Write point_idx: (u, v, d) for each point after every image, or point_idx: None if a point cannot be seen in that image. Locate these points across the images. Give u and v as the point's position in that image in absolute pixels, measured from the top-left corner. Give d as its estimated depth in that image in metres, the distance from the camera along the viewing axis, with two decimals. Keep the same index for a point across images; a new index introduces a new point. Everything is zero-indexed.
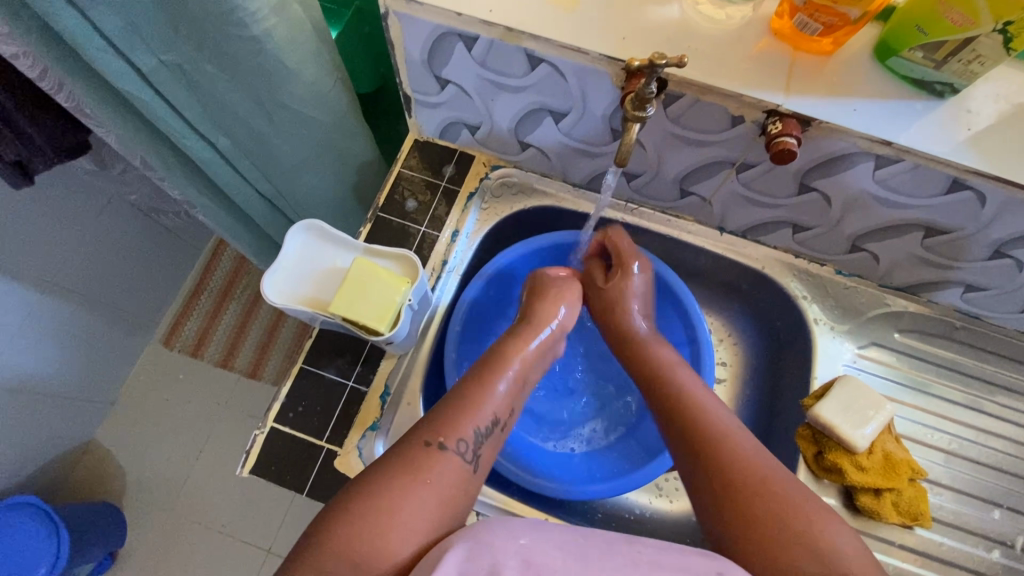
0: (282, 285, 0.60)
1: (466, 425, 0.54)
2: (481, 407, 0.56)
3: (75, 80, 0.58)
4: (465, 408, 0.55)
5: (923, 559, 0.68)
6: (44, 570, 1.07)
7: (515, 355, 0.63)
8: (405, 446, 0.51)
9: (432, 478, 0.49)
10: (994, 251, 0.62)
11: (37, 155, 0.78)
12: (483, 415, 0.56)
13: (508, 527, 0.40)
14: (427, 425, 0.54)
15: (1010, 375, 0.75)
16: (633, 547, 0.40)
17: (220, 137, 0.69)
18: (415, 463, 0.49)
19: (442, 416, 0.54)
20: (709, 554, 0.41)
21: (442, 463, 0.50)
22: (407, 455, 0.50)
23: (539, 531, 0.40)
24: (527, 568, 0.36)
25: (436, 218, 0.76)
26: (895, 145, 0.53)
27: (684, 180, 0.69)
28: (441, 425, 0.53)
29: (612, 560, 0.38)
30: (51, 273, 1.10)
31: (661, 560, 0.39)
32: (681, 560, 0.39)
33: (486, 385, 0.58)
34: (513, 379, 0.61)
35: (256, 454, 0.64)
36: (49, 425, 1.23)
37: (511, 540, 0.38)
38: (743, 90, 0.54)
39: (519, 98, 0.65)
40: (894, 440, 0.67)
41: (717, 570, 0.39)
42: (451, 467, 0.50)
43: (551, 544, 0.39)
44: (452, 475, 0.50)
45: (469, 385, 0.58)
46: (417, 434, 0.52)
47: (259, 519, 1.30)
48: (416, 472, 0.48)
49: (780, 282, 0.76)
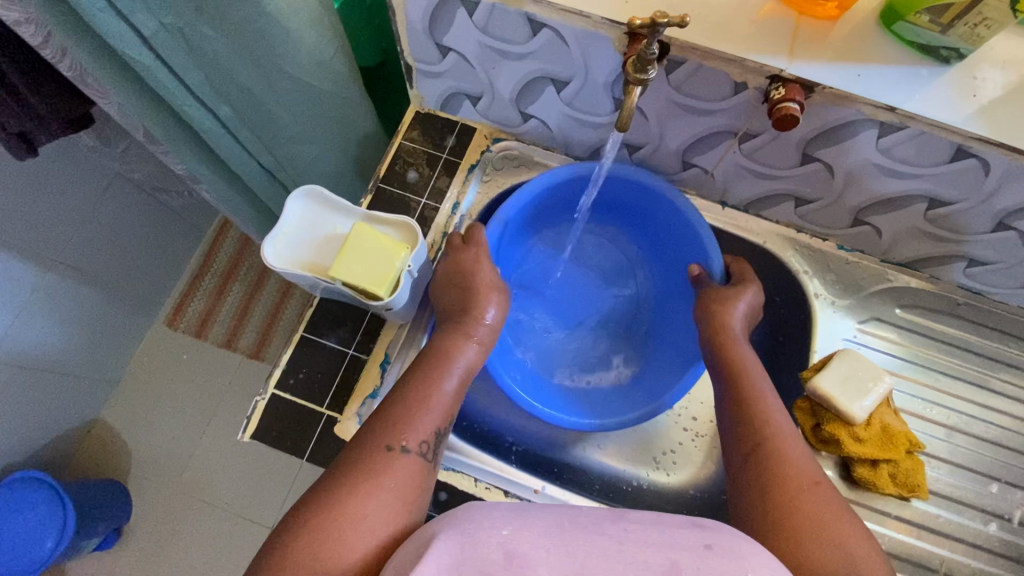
0: (282, 250, 0.60)
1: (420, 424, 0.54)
2: (435, 401, 0.57)
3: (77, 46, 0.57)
4: (419, 402, 0.56)
5: (918, 531, 0.68)
6: (50, 544, 1.10)
7: (462, 351, 0.62)
8: (360, 449, 0.51)
9: (389, 480, 0.49)
10: (998, 223, 0.61)
11: (41, 127, 0.79)
12: (438, 410, 0.56)
13: (488, 518, 0.37)
14: (380, 426, 0.53)
15: (1012, 352, 0.74)
16: (619, 525, 0.37)
17: (221, 105, 0.68)
18: (370, 467, 0.50)
19: (396, 412, 0.54)
20: (704, 526, 0.37)
21: (398, 464, 0.51)
22: (361, 458, 0.50)
23: (521, 519, 0.37)
24: (509, 562, 0.34)
25: (437, 190, 0.76)
26: (899, 111, 0.53)
27: (686, 152, 0.69)
28: (396, 424, 0.53)
29: (599, 541, 0.35)
30: (54, 250, 1.11)
31: (649, 537, 0.36)
32: (675, 536, 0.36)
33: (439, 378, 0.59)
34: (464, 372, 0.61)
35: (256, 420, 0.65)
36: (54, 402, 1.24)
37: (492, 533, 0.36)
38: (746, 55, 0.53)
39: (520, 66, 0.64)
40: (892, 412, 0.67)
41: (706, 542, 0.36)
42: (407, 466, 0.51)
43: (535, 532, 0.36)
44: (409, 475, 0.51)
45: (420, 377, 0.59)
46: (372, 434, 0.53)
47: (262, 496, 1.31)
48: (371, 476, 0.49)
49: (780, 256, 0.76)
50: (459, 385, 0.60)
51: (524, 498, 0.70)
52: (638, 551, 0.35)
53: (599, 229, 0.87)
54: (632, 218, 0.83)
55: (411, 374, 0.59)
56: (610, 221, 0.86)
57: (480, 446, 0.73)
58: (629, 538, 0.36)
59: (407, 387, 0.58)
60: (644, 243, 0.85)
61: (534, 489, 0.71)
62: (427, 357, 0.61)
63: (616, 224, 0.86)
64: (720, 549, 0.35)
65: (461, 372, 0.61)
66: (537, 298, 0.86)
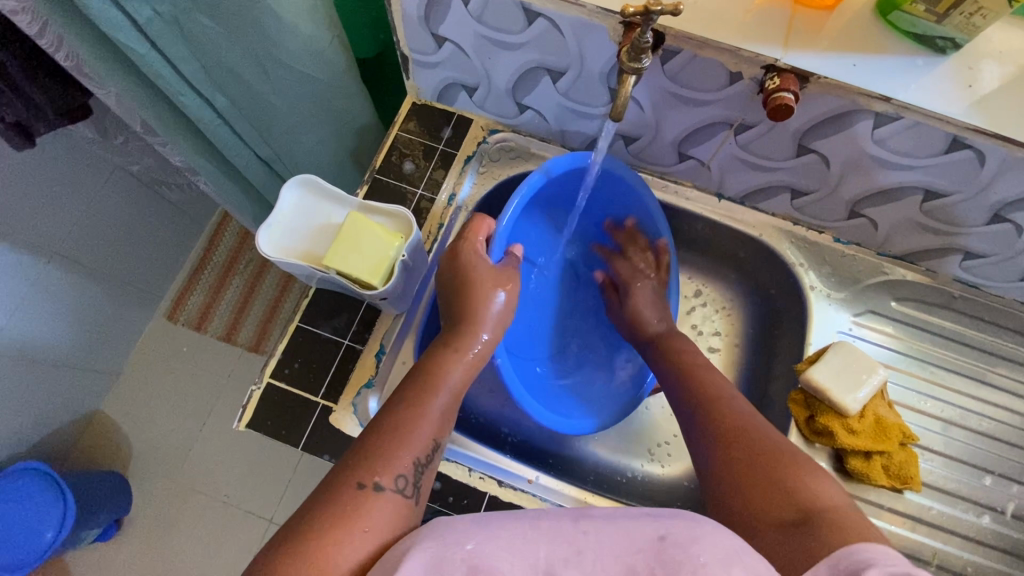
0: (277, 240, 0.60)
1: (401, 453, 0.49)
2: (416, 430, 0.51)
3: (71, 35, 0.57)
4: (399, 433, 0.50)
5: (911, 523, 0.68)
6: (50, 535, 1.11)
7: (450, 371, 0.58)
8: (328, 489, 0.45)
9: (366, 518, 0.43)
10: (994, 215, 0.61)
11: (39, 118, 0.79)
12: (420, 441, 0.51)
13: (451, 534, 0.38)
14: (356, 460, 0.47)
15: (1008, 346, 0.74)
16: (579, 527, 0.38)
17: (217, 95, 0.68)
18: (341, 507, 0.43)
19: (372, 445, 0.48)
20: (656, 518, 0.38)
21: (375, 503, 0.44)
22: (332, 498, 0.44)
23: (484, 530, 0.38)
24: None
25: (433, 181, 0.76)
26: (895, 101, 0.52)
27: (682, 143, 0.69)
28: (371, 458, 0.47)
29: (559, 550, 0.36)
30: (53, 242, 1.11)
31: (605, 543, 0.37)
32: (629, 537, 0.37)
33: (422, 404, 0.53)
34: (449, 398, 0.56)
35: (252, 409, 0.65)
36: (54, 394, 1.25)
37: (456, 547, 0.37)
38: (741, 44, 0.53)
39: (516, 56, 0.64)
40: (886, 405, 0.68)
41: (660, 534, 0.37)
42: (386, 505, 0.45)
43: (497, 543, 0.37)
44: (388, 514, 0.44)
45: (400, 405, 0.53)
46: (344, 470, 0.46)
47: (260, 490, 1.31)
48: (342, 515, 0.42)
49: (777, 248, 0.76)
50: (443, 413, 0.55)
51: (517, 488, 0.67)
52: (595, 560, 0.36)
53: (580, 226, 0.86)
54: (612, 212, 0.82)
55: (390, 403, 0.54)
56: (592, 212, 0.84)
57: (475, 437, 0.73)
58: (587, 546, 0.37)
59: (385, 417, 0.52)
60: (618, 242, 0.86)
61: (528, 480, 0.69)
62: (411, 385, 0.56)
63: (594, 222, 0.85)
64: (671, 539, 0.36)
65: (445, 399, 0.56)
66: (533, 292, 0.83)
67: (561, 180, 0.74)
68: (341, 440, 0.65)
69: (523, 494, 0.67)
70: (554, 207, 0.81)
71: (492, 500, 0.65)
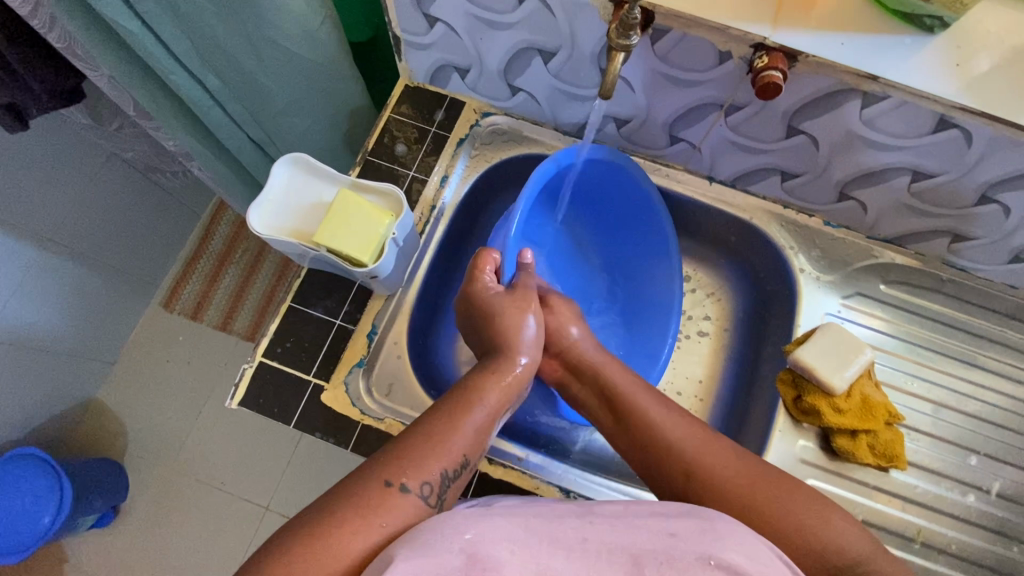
0: (268, 218, 0.61)
1: (434, 464, 0.48)
2: (451, 442, 0.50)
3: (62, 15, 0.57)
4: (433, 441, 0.49)
5: (898, 501, 0.69)
6: (48, 518, 1.11)
7: (490, 389, 0.57)
8: (353, 481, 0.45)
9: (385, 519, 0.43)
10: (981, 196, 0.61)
11: (32, 99, 0.79)
12: (453, 454, 0.50)
13: (451, 525, 0.39)
14: (387, 457, 0.47)
15: (996, 328, 0.75)
16: (583, 521, 0.40)
17: (209, 75, 0.68)
18: (365, 502, 0.43)
19: (406, 447, 0.48)
20: (662, 513, 0.40)
21: (397, 504, 0.44)
22: (357, 490, 0.44)
23: (484, 522, 0.39)
24: (471, 565, 0.36)
25: (425, 164, 0.76)
26: (882, 80, 0.53)
27: (674, 125, 0.69)
28: (402, 459, 0.47)
29: (560, 544, 0.38)
30: (47, 228, 1.11)
31: (607, 539, 0.39)
32: (635, 531, 0.39)
33: (460, 418, 0.52)
34: (486, 416, 0.55)
35: (244, 387, 0.66)
36: (51, 380, 1.25)
37: (455, 537, 0.38)
38: (730, 23, 0.53)
39: (508, 37, 0.64)
40: (872, 385, 0.69)
41: (671, 530, 0.39)
42: (407, 509, 0.44)
43: (496, 535, 0.38)
44: (408, 518, 0.44)
45: (439, 415, 0.52)
46: (373, 465, 0.47)
47: (256, 477, 1.32)
48: (364, 510, 0.43)
49: (766, 230, 0.77)
50: (479, 429, 0.53)
51: (508, 466, 0.67)
52: (597, 552, 0.38)
53: (576, 216, 0.86)
54: (603, 198, 0.83)
55: (431, 409, 0.53)
56: (585, 199, 0.84)
57: None
58: (590, 535, 0.39)
59: (425, 423, 0.51)
60: (614, 230, 0.86)
61: (518, 457, 0.69)
62: (450, 397, 0.55)
63: (591, 212, 0.85)
64: (680, 537, 0.39)
65: (483, 414, 0.54)
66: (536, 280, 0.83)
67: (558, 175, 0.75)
68: (332, 419, 0.65)
69: (513, 471, 0.67)
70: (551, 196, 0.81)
71: (483, 477, 0.66)
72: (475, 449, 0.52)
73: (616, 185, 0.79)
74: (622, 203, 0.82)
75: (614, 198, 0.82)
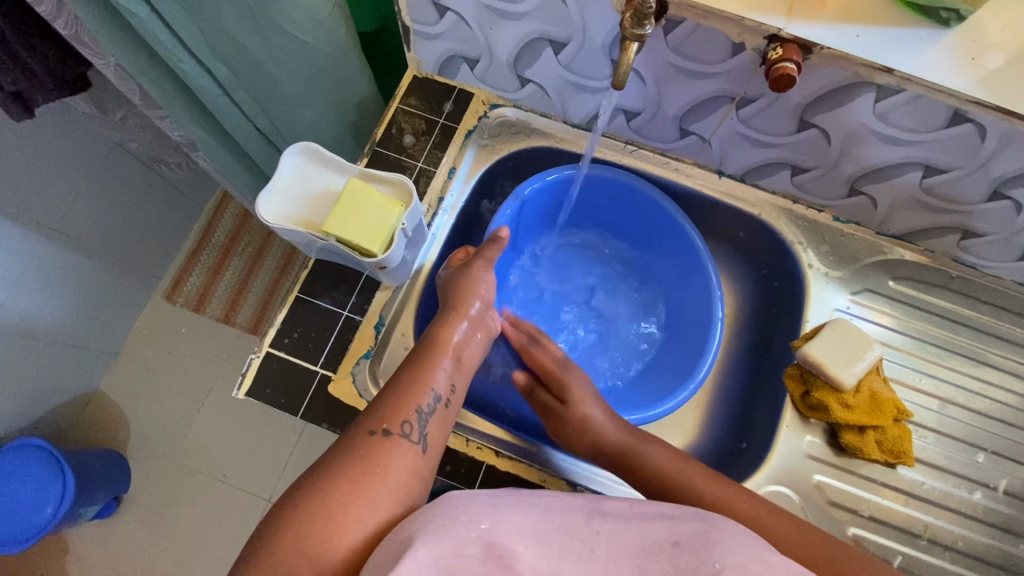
0: (276, 206, 0.61)
1: (410, 406, 0.52)
2: (422, 385, 0.55)
3: (85, 11, 0.57)
4: (405, 389, 0.54)
5: (904, 497, 0.69)
6: (51, 509, 1.11)
7: (447, 337, 0.61)
8: (343, 438, 0.49)
9: (378, 460, 0.47)
10: (993, 192, 0.61)
11: (38, 87, 0.78)
12: (425, 393, 0.54)
13: (466, 512, 0.40)
14: (370, 412, 0.51)
15: (1003, 325, 0.75)
16: (593, 525, 0.41)
17: (217, 65, 0.69)
18: (355, 452, 0.47)
19: (385, 398, 0.53)
20: (671, 522, 0.42)
21: (385, 447, 0.48)
22: (347, 447, 0.48)
23: (498, 514, 0.40)
24: (489, 551, 0.37)
25: (434, 155, 0.75)
26: (897, 73, 0.52)
27: (684, 118, 0.69)
28: (381, 409, 0.51)
29: (572, 545, 0.39)
30: (50, 218, 1.11)
31: (620, 538, 0.40)
32: (641, 539, 0.40)
33: (427, 366, 0.57)
34: (450, 361, 0.59)
35: (251, 376, 0.65)
36: (54, 371, 1.25)
37: (472, 525, 0.39)
38: (745, 13, 0.52)
39: (519, 26, 0.63)
40: (881, 380, 0.69)
41: (674, 539, 0.40)
42: (394, 451, 0.48)
43: (511, 528, 0.39)
44: (398, 459, 0.48)
45: (406, 370, 0.56)
46: (357, 422, 0.51)
47: (259, 470, 1.32)
48: (357, 462, 0.46)
49: (775, 226, 0.77)
50: (446, 372, 0.58)
51: (515, 458, 0.67)
52: (605, 556, 0.38)
53: (595, 237, 0.92)
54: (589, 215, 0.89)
55: (400, 367, 0.57)
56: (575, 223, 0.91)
57: (474, 409, 0.73)
58: (598, 546, 0.39)
59: (397, 377, 0.55)
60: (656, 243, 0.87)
61: (525, 450, 0.69)
62: (416, 353, 0.59)
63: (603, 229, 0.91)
64: (686, 544, 0.40)
65: (448, 363, 0.59)
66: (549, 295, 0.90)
67: (539, 199, 0.82)
68: (339, 409, 0.65)
69: (520, 464, 0.67)
70: (544, 221, 0.87)
71: (488, 469, 0.66)
72: (451, 390, 0.57)
73: (599, 195, 0.84)
74: (619, 209, 0.85)
75: (607, 207, 0.86)
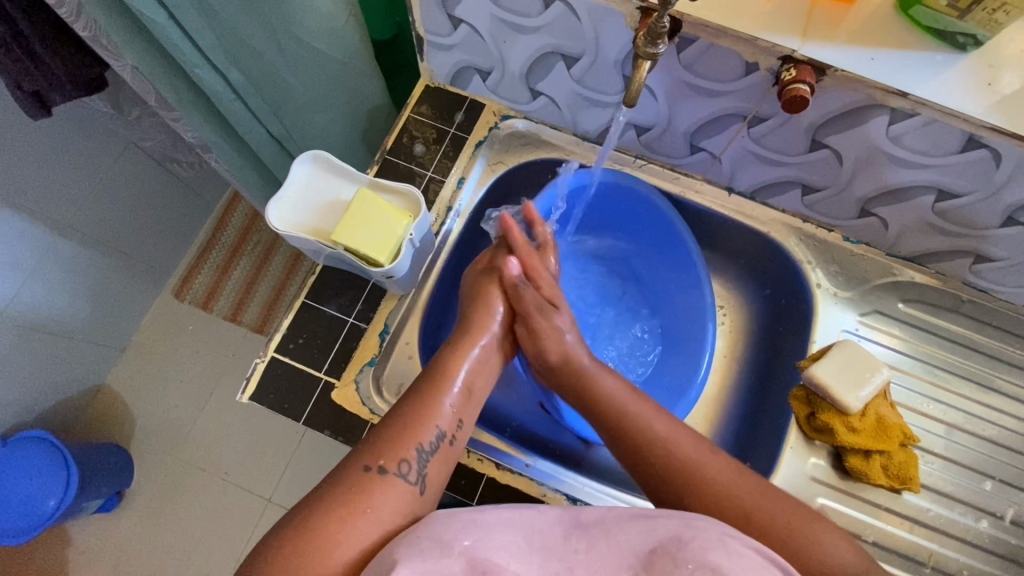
0: (286, 214, 0.61)
1: (411, 444, 0.51)
2: (425, 421, 0.54)
3: (104, 14, 0.57)
4: (407, 425, 0.53)
5: (909, 524, 0.69)
6: (53, 502, 1.11)
7: (455, 370, 0.59)
8: (340, 472, 0.49)
9: (372, 500, 0.46)
10: (1007, 218, 0.60)
11: (55, 86, 0.78)
12: (426, 431, 0.53)
13: (450, 532, 0.40)
14: (369, 446, 0.51)
15: (1013, 351, 0.74)
16: (571, 543, 0.40)
17: (232, 69, 0.68)
18: (349, 489, 0.47)
19: (384, 431, 0.52)
20: (650, 526, 0.41)
21: (381, 486, 0.47)
22: (341, 482, 0.48)
23: (482, 532, 0.40)
24: (472, 568, 0.37)
25: (444, 164, 0.76)
26: (912, 97, 0.51)
27: (694, 135, 0.69)
28: (379, 445, 0.50)
29: (550, 564, 0.39)
30: (64, 214, 1.12)
31: (598, 560, 0.39)
32: (617, 553, 0.39)
33: (429, 400, 0.55)
34: (457, 394, 0.58)
35: (255, 381, 0.66)
36: (61, 365, 1.26)
37: (454, 543, 0.39)
38: (760, 33, 0.52)
39: (532, 40, 0.63)
40: (887, 405, 0.69)
41: (655, 544, 0.39)
42: (389, 490, 0.48)
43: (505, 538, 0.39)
44: (393, 499, 0.47)
45: (410, 403, 0.55)
46: (356, 456, 0.50)
47: (260, 470, 1.32)
48: (350, 499, 0.46)
49: (783, 243, 0.76)
50: (453, 407, 0.57)
51: (517, 471, 0.67)
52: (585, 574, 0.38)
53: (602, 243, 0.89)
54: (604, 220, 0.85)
55: (402, 398, 0.56)
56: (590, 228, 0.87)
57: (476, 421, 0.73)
58: (578, 563, 0.39)
59: (398, 409, 0.55)
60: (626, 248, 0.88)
61: (526, 463, 0.68)
62: (420, 382, 0.58)
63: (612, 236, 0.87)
64: (663, 548, 0.39)
65: (453, 398, 0.57)
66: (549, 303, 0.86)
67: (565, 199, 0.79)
68: (342, 417, 0.65)
69: (521, 477, 0.67)
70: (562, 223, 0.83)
71: (488, 481, 0.66)
72: (456, 427, 0.56)
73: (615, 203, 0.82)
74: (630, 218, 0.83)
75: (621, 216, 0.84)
